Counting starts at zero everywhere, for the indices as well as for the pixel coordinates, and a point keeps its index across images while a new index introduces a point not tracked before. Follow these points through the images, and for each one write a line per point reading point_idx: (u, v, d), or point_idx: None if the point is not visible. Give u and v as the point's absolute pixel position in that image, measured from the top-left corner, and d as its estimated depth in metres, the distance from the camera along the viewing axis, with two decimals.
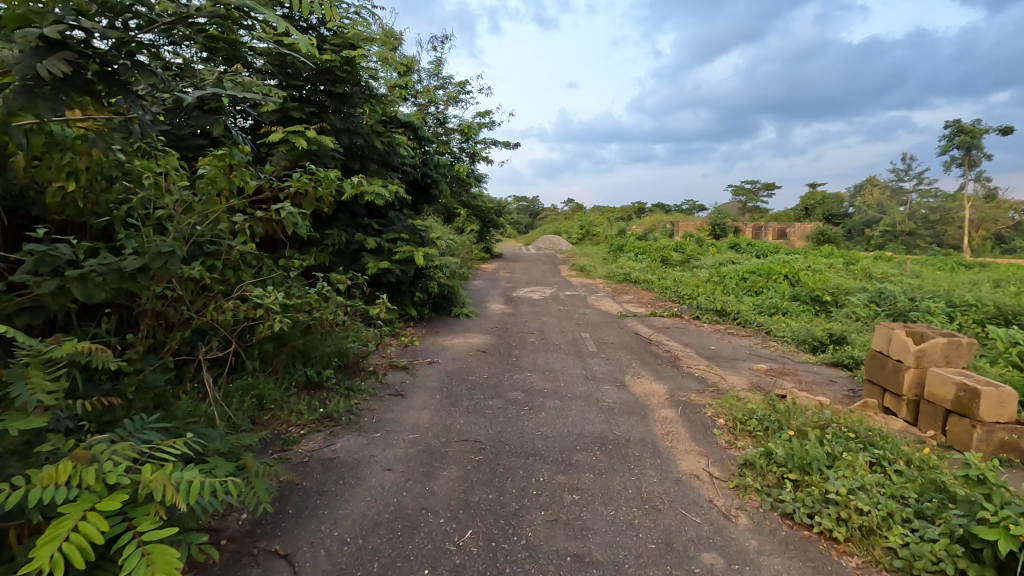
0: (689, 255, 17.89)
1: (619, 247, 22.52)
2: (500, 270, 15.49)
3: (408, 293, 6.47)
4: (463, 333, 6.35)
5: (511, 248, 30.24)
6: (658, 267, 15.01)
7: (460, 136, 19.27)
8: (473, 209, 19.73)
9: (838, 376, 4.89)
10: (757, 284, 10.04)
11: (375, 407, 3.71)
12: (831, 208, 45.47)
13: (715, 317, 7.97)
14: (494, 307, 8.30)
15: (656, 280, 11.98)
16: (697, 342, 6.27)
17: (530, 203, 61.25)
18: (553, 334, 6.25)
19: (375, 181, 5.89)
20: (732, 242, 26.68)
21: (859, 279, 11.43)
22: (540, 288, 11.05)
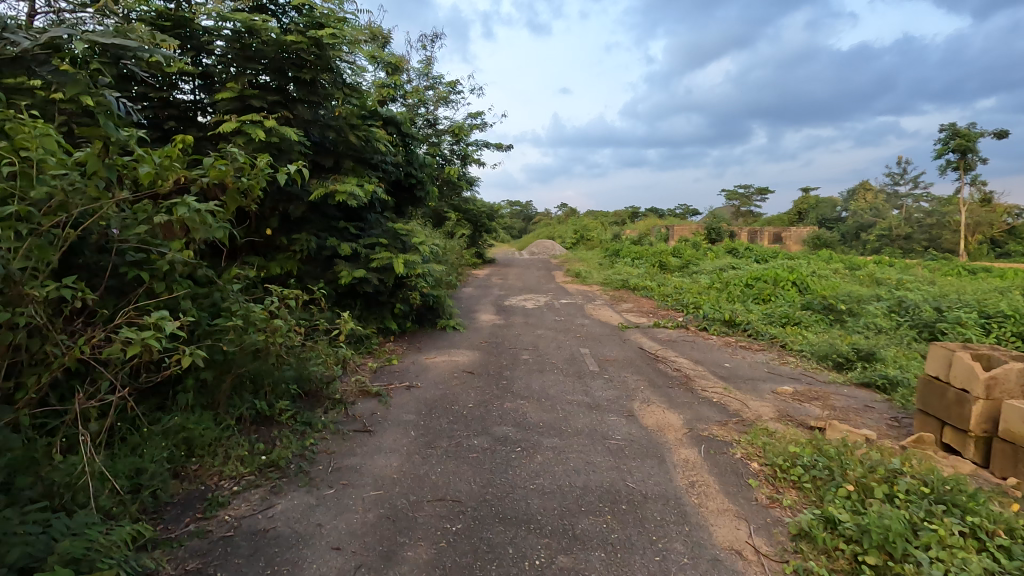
0: (688, 260, 17.29)
1: (615, 252, 21.97)
2: (492, 277, 14.90)
3: (387, 305, 5.84)
4: (450, 348, 5.72)
5: (504, 253, 29.65)
6: (657, 273, 14.43)
7: (450, 137, 18.67)
8: (464, 213, 19.14)
9: (874, 400, 4.31)
10: (765, 291, 9.47)
11: (335, 449, 3.06)
12: (826, 213, 45.22)
13: (722, 328, 7.39)
14: (485, 318, 7.69)
15: (656, 287, 11.39)
16: (707, 357, 5.68)
17: (524, 208, 60.76)
18: (549, 350, 5.65)
19: (347, 179, 5.24)
20: (729, 246, 26.17)
21: (868, 285, 10.89)
22: (533, 296, 10.43)
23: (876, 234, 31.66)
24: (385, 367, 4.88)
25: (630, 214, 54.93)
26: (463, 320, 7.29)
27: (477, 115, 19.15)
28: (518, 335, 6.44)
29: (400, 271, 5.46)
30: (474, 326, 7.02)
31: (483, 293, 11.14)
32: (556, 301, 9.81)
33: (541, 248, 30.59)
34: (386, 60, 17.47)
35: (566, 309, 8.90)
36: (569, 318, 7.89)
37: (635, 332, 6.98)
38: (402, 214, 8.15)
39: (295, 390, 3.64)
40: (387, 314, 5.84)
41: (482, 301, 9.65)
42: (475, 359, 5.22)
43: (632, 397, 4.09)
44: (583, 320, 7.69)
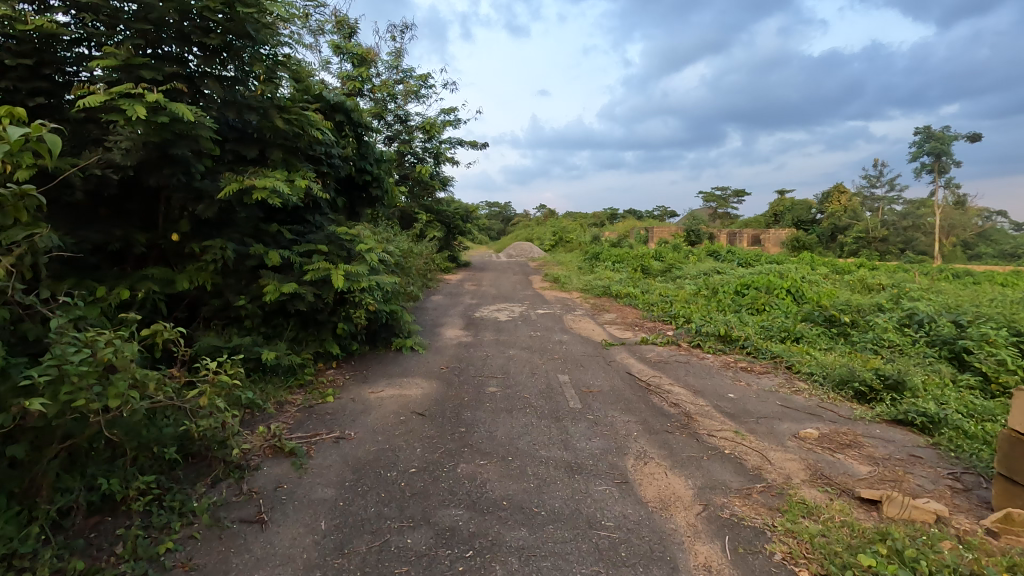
0: (671, 264, 16.56)
1: (595, 255, 21.22)
2: (465, 282, 14.03)
3: (328, 326, 4.89)
4: (403, 376, 4.79)
5: (481, 255, 28.78)
6: (640, 278, 13.66)
7: (422, 134, 17.72)
8: (437, 214, 18.22)
9: (918, 449, 3.51)
10: (759, 300, 8.73)
11: (202, 559, 2.11)
12: (802, 215, 45.37)
13: (717, 344, 6.60)
14: (450, 334, 6.77)
15: (640, 295, 10.59)
16: (706, 385, 4.84)
17: (503, 209, 60.01)
18: (521, 378, 4.76)
19: (271, 173, 4.27)
20: (710, 249, 25.67)
21: (864, 293, 10.27)
22: (508, 305, 9.54)
23: (855, 237, 31.57)
24: (317, 407, 3.92)
25: (610, 215, 54.47)
26: (425, 337, 6.37)
27: (450, 111, 18.21)
28: (487, 357, 5.53)
29: (341, 286, 4.52)
30: (437, 345, 6.09)
31: (453, 302, 10.20)
32: (532, 312, 8.92)
33: (520, 250, 29.77)
34: (353, 51, 16.45)
35: (543, 322, 8.01)
36: (546, 334, 7.00)
37: (620, 351, 6.13)
38: (357, 216, 7.19)
39: (170, 456, 2.67)
40: (328, 336, 4.89)
41: (450, 312, 8.74)
42: (431, 393, 4.30)
43: (623, 450, 3.23)
44: (562, 336, 6.84)
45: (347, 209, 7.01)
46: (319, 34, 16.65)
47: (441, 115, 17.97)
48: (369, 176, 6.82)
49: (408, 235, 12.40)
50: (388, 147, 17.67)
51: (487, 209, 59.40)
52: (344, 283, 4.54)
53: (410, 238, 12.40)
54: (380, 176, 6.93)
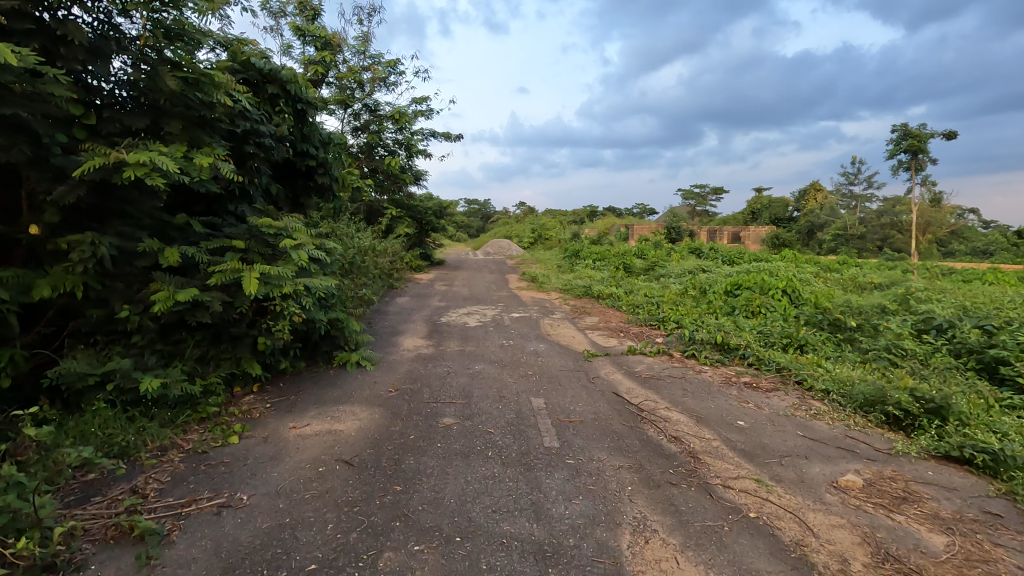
0: (654, 263, 15.80)
1: (575, 253, 20.41)
2: (436, 282, 13.09)
3: (246, 341, 3.93)
4: (340, 403, 3.87)
5: (457, 254, 27.83)
6: (622, 277, 12.86)
7: (391, 124, 16.70)
8: (408, 209, 17.20)
9: (993, 502, 2.72)
10: (753, 302, 7.97)
11: None
12: (780, 213, 45.31)
13: (713, 353, 5.82)
14: (408, 344, 5.85)
15: (624, 296, 9.77)
16: (708, 408, 4.02)
17: (482, 207, 59.06)
18: (484, 404, 3.86)
19: (155, 145, 3.29)
20: (692, 246, 25.09)
21: (861, 294, 9.59)
22: (479, 308, 8.63)
23: (834, 234, 31.39)
24: (212, 453, 2.98)
25: (590, 213, 53.96)
26: (377, 349, 5.43)
27: (422, 100, 17.21)
28: (447, 375, 4.63)
29: (255, 293, 3.57)
30: (390, 359, 5.16)
31: (420, 304, 9.27)
32: (506, 316, 8.04)
33: (498, 247, 28.87)
34: (315, 34, 15.35)
35: (518, 329, 7.12)
36: (519, 343, 6.12)
37: (605, 365, 5.29)
38: (301, 207, 6.22)
39: None
40: (245, 353, 3.93)
41: (414, 316, 7.81)
42: (368, 428, 3.38)
43: (613, 519, 2.37)
44: (537, 346, 5.97)
45: (288, 199, 6.03)
46: (279, 15, 15.50)
47: (412, 104, 16.96)
48: (312, 161, 5.85)
49: (373, 231, 11.42)
50: (355, 138, 16.62)
51: (466, 206, 58.34)
52: (260, 288, 3.59)
53: (375, 234, 11.42)
54: (326, 160, 5.96)
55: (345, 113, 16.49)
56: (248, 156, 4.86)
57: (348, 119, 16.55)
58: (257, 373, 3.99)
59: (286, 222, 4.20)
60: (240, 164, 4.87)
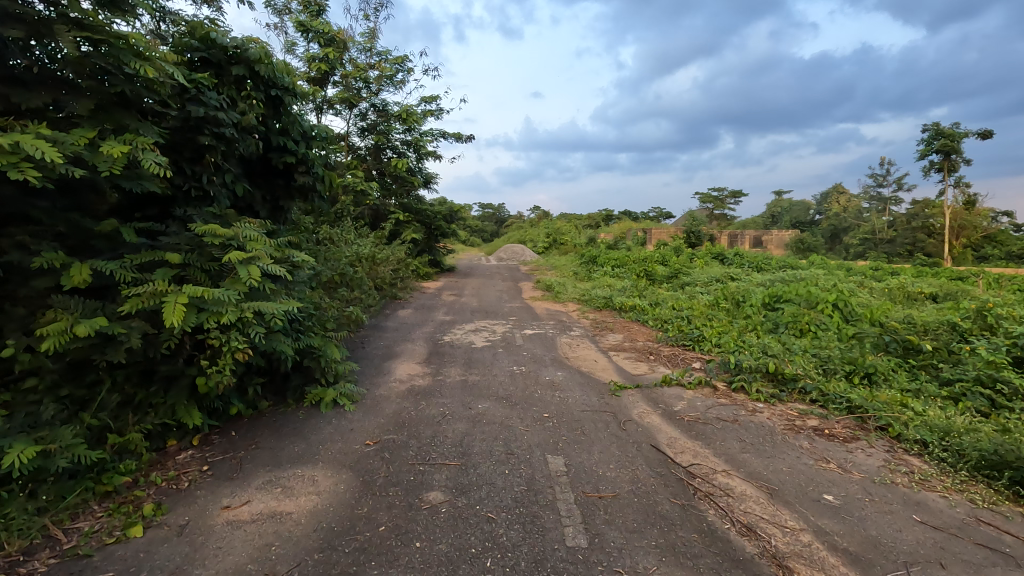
0: (677, 270, 14.77)
1: (592, 259, 19.46)
2: (444, 290, 12.23)
3: (182, 382, 3.06)
4: (300, 465, 3.00)
5: (469, 259, 27.05)
6: (644, 286, 11.89)
7: (399, 124, 16.00)
8: (416, 213, 16.40)
9: None
10: (802, 318, 6.95)
11: None
12: (803, 216, 43.84)
13: (765, 385, 4.85)
14: (402, 372, 4.97)
15: (649, 309, 8.81)
16: (779, 472, 3.07)
17: (496, 211, 58.36)
18: (486, 468, 2.95)
19: (37, 128, 2.43)
20: (714, 251, 23.98)
21: (918, 308, 8.50)
22: (488, 323, 7.74)
23: (863, 238, 29.99)
24: (98, 559, 2.12)
25: (606, 216, 53.05)
26: (362, 381, 4.55)
27: (432, 99, 16.46)
28: (442, 418, 3.72)
29: (182, 324, 2.71)
30: (376, 394, 4.27)
31: (423, 317, 8.40)
32: (518, 334, 7.11)
33: (512, 251, 27.99)
34: (320, 30, 14.69)
35: (531, 350, 6.20)
36: (533, 371, 5.19)
37: (635, 401, 4.35)
38: (281, 210, 5.39)
39: None
40: (180, 399, 3.06)
41: (414, 334, 6.93)
42: (327, 511, 2.50)
43: None
44: (553, 375, 5.04)
45: (265, 201, 5.20)
46: (283, 11, 14.88)
47: (420, 103, 16.21)
48: (290, 157, 5.01)
49: (376, 237, 10.61)
50: (362, 139, 16.03)
51: (479, 209, 57.61)
52: (188, 318, 2.73)
53: (379, 240, 10.64)
54: (307, 156, 5.11)
55: (351, 113, 15.79)
56: (204, 149, 4.02)
57: (355, 119, 15.90)
58: (197, 422, 3.13)
59: (238, 230, 3.34)
60: (195, 159, 4.03)
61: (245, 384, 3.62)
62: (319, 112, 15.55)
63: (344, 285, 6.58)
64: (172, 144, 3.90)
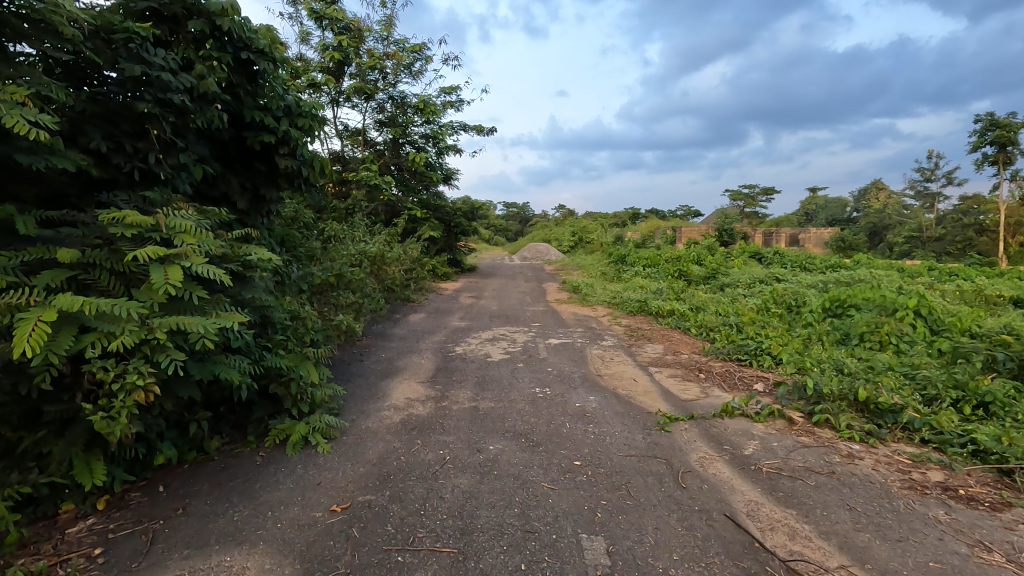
0: (714, 270, 13.61)
1: (621, 259, 18.40)
2: (463, 292, 11.38)
3: (78, 426, 2.23)
4: (230, 547, 2.13)
5: (492, 259, 26.23)
6: (682, 288, 10.82)
7: (417, 116, 15.27)
8: (435, 210, 15.61)
9: None
10: (880, 329, 5.84)
11: None
12: (841, 214, 41.82)
13: (856, 417, 3.81)
14: (401, 395, 4.08)
15: (691, 314, 7.78)
16: (925, 572, 2.08)
17: (520, 210, 57.54)
18: (493, 562, 2.03)
19: None
20: (750, 250, 22.62)
21: (1012, 316, 7.25)
22: (507, 331, 6.82)
23: (909, 236, 28.08)
24: None
25: (632, 215, 51.71)
26: (347, 408, 3.68)
27: (452, 89, 15.68)
28: (440, 469, 2.80)
29: (49, 351, 1.87)
30: (362, 429, 3.38)
31: (436, 323, 7.53)
32: (542, 345, 6.18)
33: (537, 250, 26.99)
34: (335, 18, 14.05)
35: (557, 365, 5.25)
36: (559, 394, 4.25)
37: (691, 440, 3.39)
38: (262, 200, 4.57)
39: None
40: (75, 451, 2.21)
41: (423, 344, 6.06)
42: None
43: None
44: (585, 401, 4.09)
45: (241, 190, 4.39)
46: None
47: (440, 94, 15.41)
48: (266, 135, 4.18)
49: (389, 235, 9.81)
50: (380, 132, 15.35)
51: (504, 209, 56.91)
52: (59, 341, 1.88)
53: (392, 237, 9.83)
54: (288, 133, 4.27)
55: (368, 106, 15.09)
56: (146, 120, 3.21)
57: (371, 111, 15.23)
58: (101, 481, 2.28)
59: (165, 218, 2.50)
60: (136, 133, 3.23)
61: (184, 421, 2.78)
62: (334, 104, 14.91)
63: (343, 288, 5.74)
64: (105, 113, 3.11)
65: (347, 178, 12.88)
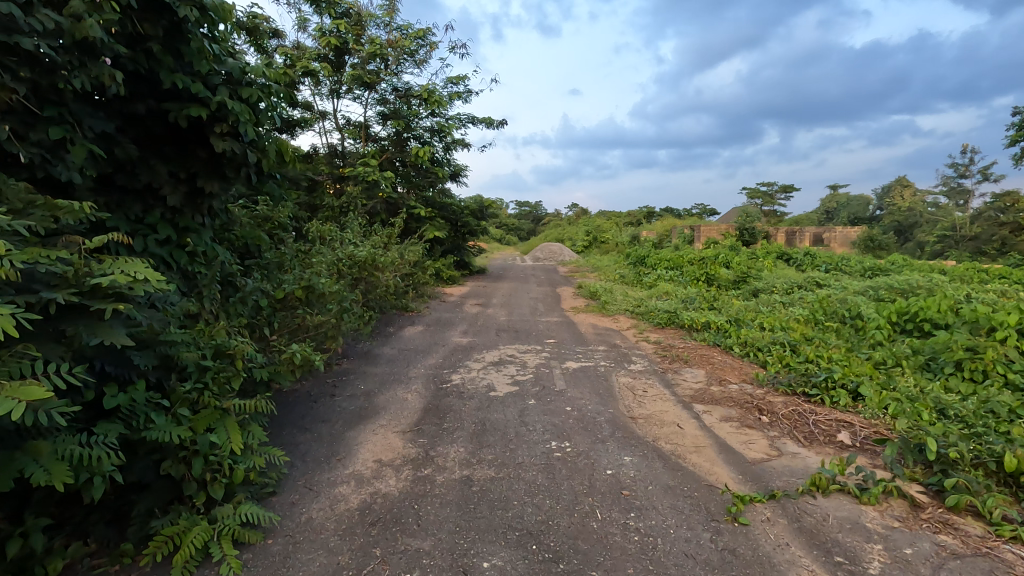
0: (746, 273, 12.38)
1: (640, 260, 17.22)
2: (468, 299, 10.33)
3: None
4: None
5: (503, 260, 25.19)
6: (714, 295, 9.66)
7: (423, 107, 14.27)
8: (441, 208, 14.59)
9: None
10: (982, 354, 4.66)
11: None
12: (866, 212, 40.12)
13: (1009, 497, 2.68)
14: (369, 457, 3.03)
15: (733, 330, 6.65)
16: None
17: (532, 209, 56.57)
18: None
19: None
20: (778, 251, 21.25)
21: None
22: (516, 351, 5.76)
23: (943, 234, 24.83)
24: None
25: (648, 214, 50.35)
26: (288, 485, 2.65)
27: (459, 78, 14.65)
28: None
29: None
30: (299, 525, 2.34)
31: (435, 339, 6.48)
32: (558, 370, 5.09)
33: (550, 251, 25.82)
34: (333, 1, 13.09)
35: (578, 402, 4.18)
36: (583, 453, 3.18)
37: (782, 544, 2.30)
38: (200, 195, 3.58)
39: None
40: None
41: (414, 370, 5.01)
42: None
43: None
44: (618, 465, 3.02)
45: (169, 181, 3.40)
46: None
47: (446, 85, 14.40)
48: (194, 108, 3.17)
49: (387, 236, 8.80)
50: (382, 125, 14.40)
51: (516, 208, 55.93)
52: None
53: (390, 239, 8.82)
54: (224, 106, 3.26)
55: (370, 97, 14.14)
56: None
57: (374, 102, 14.28)
58: None
59: None
60: None
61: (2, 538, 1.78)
62: (335, 95, 13.99)
63: (315, 304, 4.71)
64: None
65: (344, 174, 11.93)
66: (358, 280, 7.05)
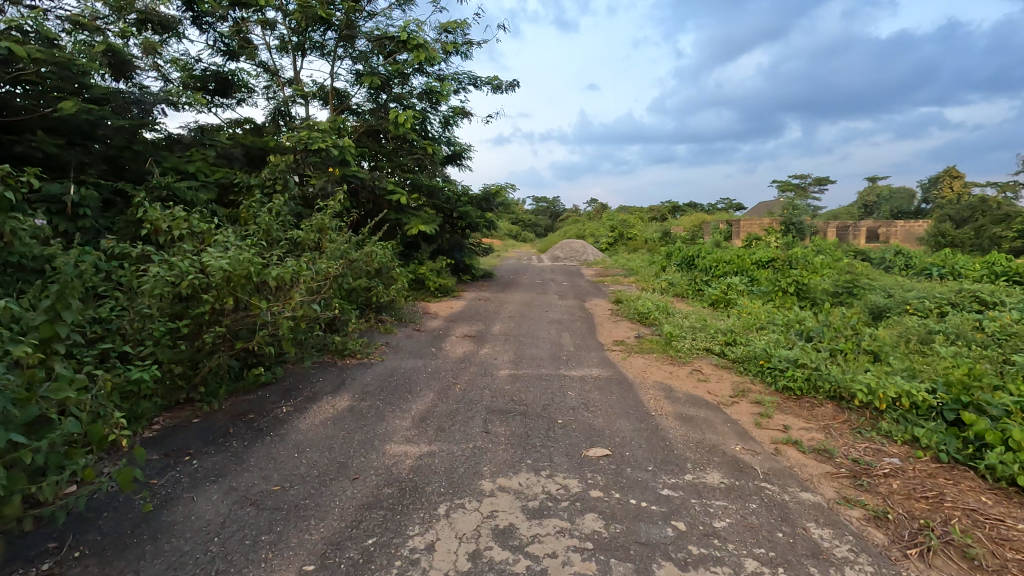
0: (855, 283, 8.72)
1: (687, 262, 13.64)
2: (457, 324, 6.92)
3: None
4: None
5: (515, 259, 21.83)
6: (841, 323, 6.09)
7: (408, 60, 10.85)
8: (433, 195, 11.20)
9: None
10: None
11: None
12: (920, 205, 35.82)
13: None
14: None
15: (986, 429, 3.08)
16: None
17: (550, 204, 53.40)
18: None
19: None
20: (850, 250, 17.37)
21: None
22: (520, 515, 2.34)
23: None
24: None
25: (672, 208, 46.67)
26: None
27: (457, 24, 11.21)
28: None
29: None
30: None
31: (349, 447, 3.06)
32: None
33: (572, 248, 22.23)
34: None
35: None
36: None
37: None
38: None
39: None
40: None
41: None
42: None
43: None
44: None
45: None
46: None
47: (439, 33, 11.00)
48: None
49: (321, 232, 5.41)
50: (358, 86, 11.10)
51: (533, 203, 52.73)
52: None
53: (325, 236, 5.40)
54: None
55: (340, 50, 10.81)
56: None
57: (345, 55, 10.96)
58: None
59: None
60: None
61: None
62: (294, 46, 10.71)
63: None
64: None
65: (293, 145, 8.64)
66: (223, 315, 3.68)
